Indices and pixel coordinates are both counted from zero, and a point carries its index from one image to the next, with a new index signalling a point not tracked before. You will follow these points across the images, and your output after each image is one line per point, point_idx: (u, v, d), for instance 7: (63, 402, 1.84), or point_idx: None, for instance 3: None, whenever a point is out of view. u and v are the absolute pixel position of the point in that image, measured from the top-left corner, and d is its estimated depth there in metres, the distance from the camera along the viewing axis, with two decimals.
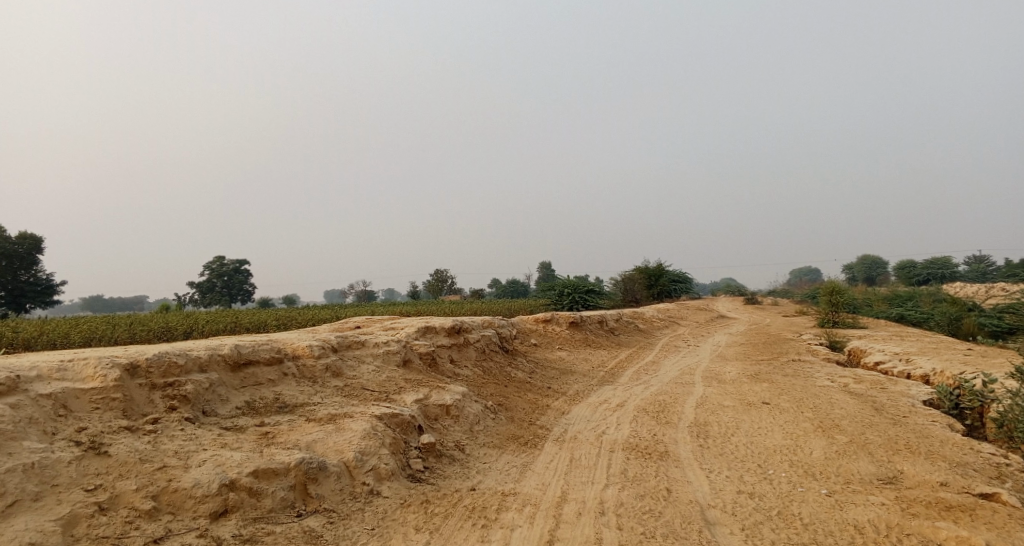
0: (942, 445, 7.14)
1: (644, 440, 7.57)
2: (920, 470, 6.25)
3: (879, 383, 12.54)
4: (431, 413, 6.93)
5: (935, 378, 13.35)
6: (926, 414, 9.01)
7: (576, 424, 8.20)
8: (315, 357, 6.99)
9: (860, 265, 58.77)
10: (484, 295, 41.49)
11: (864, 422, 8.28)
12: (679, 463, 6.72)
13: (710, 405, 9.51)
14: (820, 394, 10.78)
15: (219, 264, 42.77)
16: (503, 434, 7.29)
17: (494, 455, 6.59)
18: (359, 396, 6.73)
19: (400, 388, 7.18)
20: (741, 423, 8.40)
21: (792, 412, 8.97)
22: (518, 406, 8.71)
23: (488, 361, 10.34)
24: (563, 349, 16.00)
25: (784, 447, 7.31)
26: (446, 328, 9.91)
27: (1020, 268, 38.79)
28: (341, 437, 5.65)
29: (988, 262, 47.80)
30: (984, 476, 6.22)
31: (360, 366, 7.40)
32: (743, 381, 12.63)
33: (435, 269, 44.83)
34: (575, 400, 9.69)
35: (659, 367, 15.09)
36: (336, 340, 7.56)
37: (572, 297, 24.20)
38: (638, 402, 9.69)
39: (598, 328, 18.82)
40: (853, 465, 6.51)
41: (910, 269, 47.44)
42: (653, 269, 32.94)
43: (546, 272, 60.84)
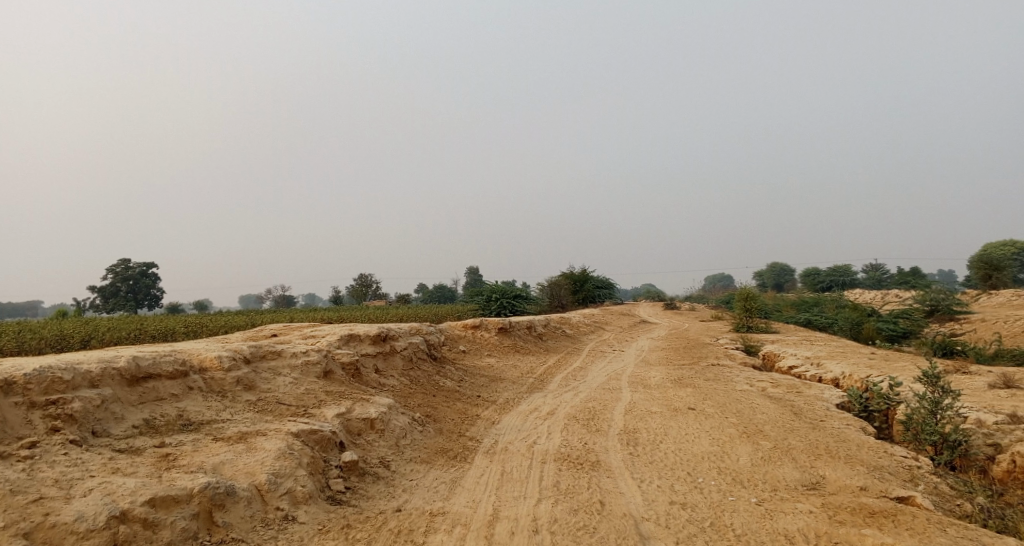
0: (859, 449, 7.42)
1: (575, 449, 7.44)
2: (841, 475, 6.44)
3: (794, 387, 13.06)
4: (354, 428, 6.53)
5: (843, 381, 14.05)
6: (840, 417, 9.40)
7: (507, 435, 7.98)
8: (226, 370, 6.42)
9: (770, 272, 61.83)
10: (410, 300, 40.74)
11: (785, 427, 8.50)
12: (611, 473, 6.62)
13: (638, 412, 9.53)
14: (741, 398, 11.06)
15: (125, 266, 39.89)
16: (431, 448, 6.96)
17: (421, 471, 6.26)
18: (274, 411, 6.23)
19: (320, 402, 6.72)
20: (669, 429, 8.45)
21: (717, 417, 9.11)
22: (446, 417, 8.40)
23: (416, 370, 9.96)
24: (492, 356, 15.78)
25: (712, 453, 7.37)
26: (371, 336, 9.47)
27: (910, 276, 42.07)
28: (252, 458, 5.17)
29: (882, 270, 51.62)
30: (899, 478, 6.51)
31: (275, 378, 6.88)
32: (667, 386, 12.84)
33: (359, 274, 43.65)
34: (504, 409, 9.47)
35: (587, 372, 15.13)
36: (250, 350, 7.00)
37: (500, 302, 24.04)
38: (568, 410, 9.59)
39: (527, 334, 18.74)
40: (778, 472, 6.62)
41: (815, 276, 50.52)
42: (579, 275, 33.37)
43: (474, 277, 60.70)
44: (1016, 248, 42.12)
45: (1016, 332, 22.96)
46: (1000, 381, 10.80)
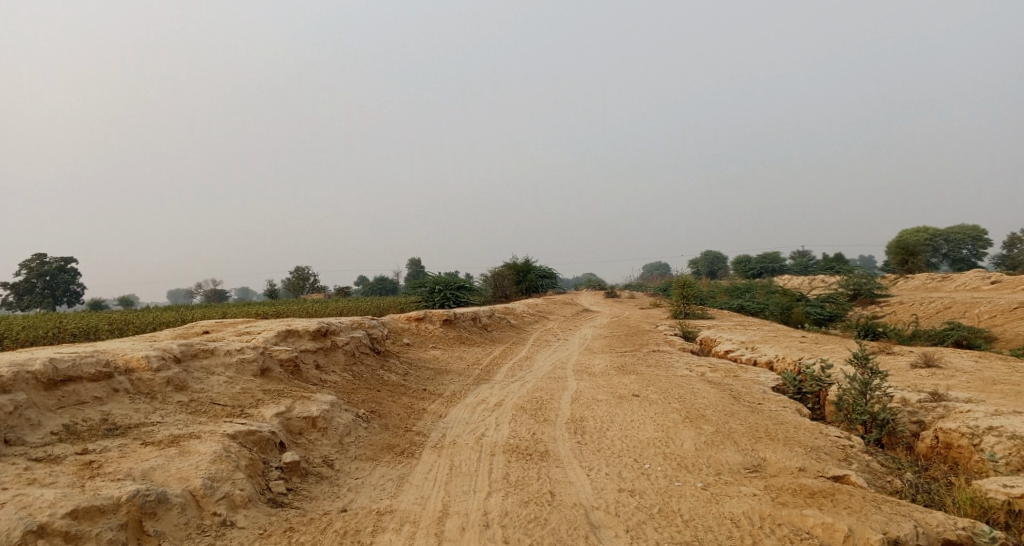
0: (795, 431, 7.72)
1: (524, 440, 7.42)
2: (780, 457, 6.69)
3: (732, 371, 13.50)
4: (294, 427, 6.28)
5: (777, 364, 14.63)
6: (776, 400, 9.76)
7: (454, 428, 7.88)
8: (154, 371, 6.02)
9: (705, 260, 63.79)
10: (350, 293, 39.84)
11: (726, 411, 8.74)
12: (560, 463, 6.63)
13: (585, 400, 9.60)
14: (683, 384, 11.32)
15: (40, 261, 37.19)
16: (377, 444, 6.78)
17: (366, 469, 6.09)
18: (208, 412, 5.90)
19: (258, 401, 6.42)
20: (615, 416, 8.54)
21: (660, 403, 9.28)
22: (392, 412, 8.22)
23: (358, 365, 9.70)
24: (437, 348, 15.60)
25: (657, 439, 7.49)
26: (311, 331, 9.15)
27: (834, 263, 44.28)
28: (185, 462, 4.87)
29: (809, 257, 54.15)
30: (834, 459, 6.84)
31: (209, 378, 6.53)
32: (612, 373, 13.02)
33: (296, 266, 42.36)
34: (451, 402, 9.36)
35: (533, 362, 15.17)
36: (180, 349, 6.61)
37: (443, 294, 23.78)
38: (515, 400, 9.57)
39: (471, 325, 18.62)
40: (721, 455, 6.80)
41: (746, 263, 52.50)
42: (522, 265, 33.45)
43: (416, 268, 60.03)
44: (929, 235, 44.98)
45: (930, 313, 24.54)
46: (920, 360, 11.48)
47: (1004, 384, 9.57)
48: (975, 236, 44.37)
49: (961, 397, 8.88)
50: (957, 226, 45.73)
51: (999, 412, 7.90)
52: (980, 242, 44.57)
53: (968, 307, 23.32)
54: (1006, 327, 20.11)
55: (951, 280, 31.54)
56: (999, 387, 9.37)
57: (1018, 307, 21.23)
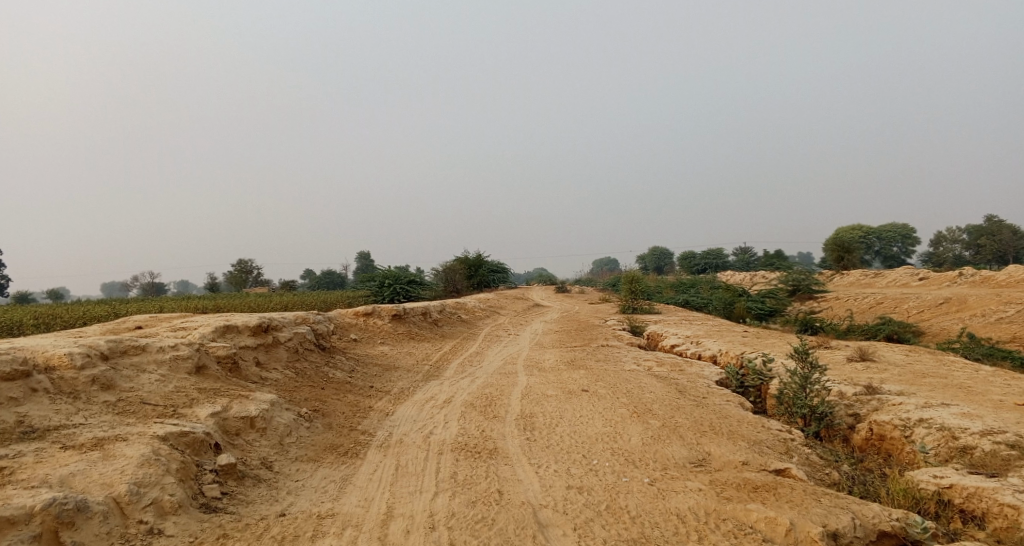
0: (739, 425, 7.89)
1: (473, 438, 7.31)
2: (724, 451, 6.81)
3: (678, 365, 13.74)
4: (231, 428, 5.99)
5: (721, 358, 14.98)
6: (721, 394, 9.97)
7: (401, 426, 7.71)
8: (78, 369, 5.60)
9: (652, 255, 65.04)
10: (295, 287, 38.80)
11: (672, 405, 8.85)
12: (508, 460, 6.55)
13: (534, 396, 9.56)
14: (631, 378, 11.42)
15: None
16: (319, 445, 6.55)
17: (307, 471, 5.86)
18: (138, 412, 5.54)
19: (192, 401, 6.07)
20: (564, 412, 8.52)
21: (609, 398, 9.33)
22: (336, 410, 7.98)
23: (302, 362, 9.38)
24: (385, 344, 15.30)
25: (605, 434, 7.51)
26: (251, 326, 8.79)
27: (775, 259, 45.82)
28: (109, 466, 4.54)
29: (751, 253, 55.89)
30: (776, 452, 7.01)
31: (139, 376, 6.13)
32: (561, 368, 13.05)
33: (238, 259, 40.93)
34: (399, 399, 9.17)
35: (483, 358, 15.05)
36: (107, 346, 6.20)
37: (393, 288, 23.40)
38: (465, 397, 9.44)
39: (421, 319, 18.36)
40: (668, 450, 6.87)
41: (691, 259, 53.77)
42: (473, 259, 33.28)
43: (365, 261, 59.02)
44: (862, 233, 47.08)
45: (863, 309, 25.67)
46: (856, 354, 11.93)
47: (932, 377, 10.05)
48: (904, 234, 46.70)
49: (893, 390, 9.26)
50: (888, 225, 48.02)
51: (928, 404, 8.27)
52: (908, 240, 46.95)
53: (898, 302, 24.50)
54: (932, 321, 21.22)
55: (883, 276, 33.09)
56: (928, 380, 9.83)
57: (943, 303, 22.44)
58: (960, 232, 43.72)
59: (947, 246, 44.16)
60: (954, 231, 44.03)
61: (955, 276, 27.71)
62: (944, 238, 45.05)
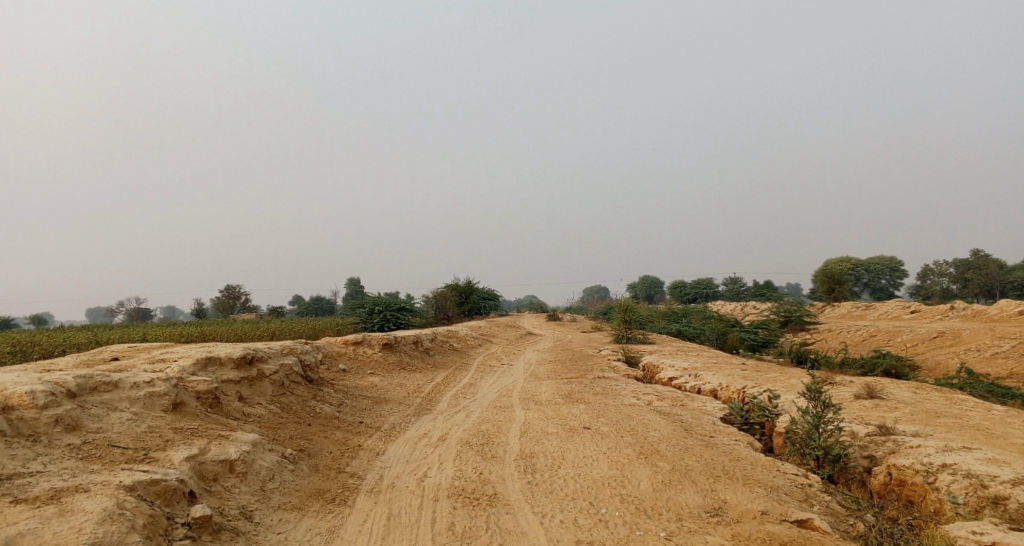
0: (753, 469, 7.48)
1: (470, 482, 6.80)
2: (741, 499, 6.44)
3: (678, 399, 13.29)
4: (208, 473, 5.48)
5: (721, 392, 14.54)
6: (728, 433, 9.55)
7: (393, 468, 7.21)
8: (40, 409, 5.08)
9: (642, 284, 64.90)
10: (284, 313, 38.20)
11: (680, 445, 8.41)
12: (510, 508, 6.06)
13: (534, 433, 9.06)
14: (632, 414, 10.95)
15: None
16: (304, 490, 6.03)
17: (291, 522, 5.36)
18: (104, 457, 5.01)
19: (166, 443, 5.55)
20: (567, 452, 8.05)
21: (613, 437, 8.86)
22: (324, 450, 7.47)
23: (288, 396, 8.86)
24: (375, 375, 14.74)
25: (612, 478, 7.03)
26: (234, 358, 8.30)
27: (765, 290, 45.77)
28: (65, 524, 4.02)
29: (741, 283, 55.92)
30: (794, 500, 6.63)
31: (108, 416, 5.62)
32: (559, 402, 12.57)
33: (225, 285, 40.26)
34: (390, 437, 8.66)
35: (477, 389, 14.50)
36: (76, 383, 5.69)
37: (383, 315, 22.86)
38: (460, 434, 8.94)
39: (413, 349, 17.84)
40: (681, 497, 6.43)
41: (681, 288, 53.66)
42: (465, 287, 32.89)
43: (354, 288, 58.53)
44: (851, 265, 47.16)
45: (857, 342, 25.39)
46: (863, 391, 11.57)
47: (945, 417, 9.67)
48: (892, 267, 46.83)
49: (908, 430, 8.88)
50: (875, 257, 48.20)
51: (949, 447, 7.87)
52: (895, 273, 47.09)
53: (892, 335, 24.25)
54: (927, 355, 20.98)
55: (874, 308, 32.95)
56: (942, 420, 9.46)
57: (937, 336, 22.22)
58: (947, 265, 43.87)
59: (934, 279, 44.24)
60: (941, 264, 44.18)
61: (946, 309, 27.61)
62: (931, 271, 45.13)
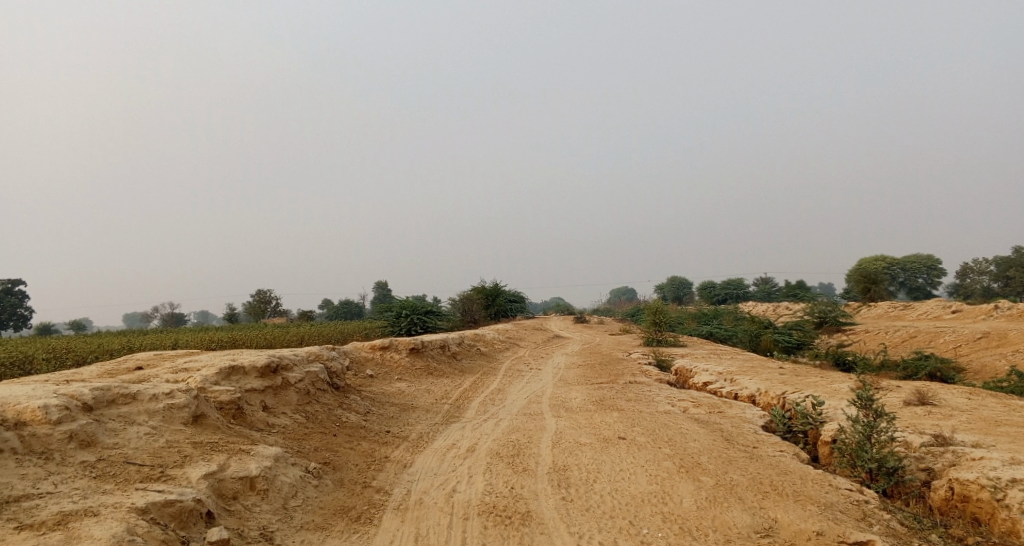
0: (803, 483, 6.98)
1: (501, 497, 6.45)
2: (793, 518, 5.97)
3: (715, 406, 12.75)
4: (227, 491, 5.21)
5: (759, 398, 13.94)
6: (772, 443, 9.03)
7: (421, 481, 6.89)
8: (53, 424, 4.87)
9: (670, 285, 63.84)
10: (313, 316, 38.40)
11: (723, 458, 7.93)
12: (544, 528, 5.70)
13: (566, 444, 8.65)
14: (669, 422, 10.46)
15: None
16: (328, 508, 5.74)
17: (313, 544, 5.07)
18: (118, 476, 4.77)
19: (184, 459, 5.30)
20: (603, 464, 7.64)
21: (650, 448, 8.41)
22: (350, 462, 7.19)
23: (313, 405, 8.62)
24: (403, 380, 14.49)
25: (652, 494, 6.61)
26: (258, 366, 8.07)
27: (797, 290, 44.60)
28: None
29: (771, 284, 54.67)
30: (852, 519, 6.13)
31: (125, 430, 5.39)
32: (590, 409, 12.14)
33: (257, 289, 40.64)
34: (417, 447, 8.35)
35: (505, 396, 14.13)
36: (93, 396, 5.49)
37: (410, 319, 22.65)
38: (490, 445, 8.58)
39: (440, 354, 17.55)
40: (727, 516, 5.99)
41: (710, 289, 52.63)
42: (491, 290, 32.61)
43: (382, 292, 58.70)
44: (886, 263, 45.68)
45: (897, 343, 24.39)
46: (913, 398, 10.90)
47: (1007, 426, 9.01)
48: (929, 265, 45.26)
49: (968, 441, 8.27)
50: (911, 255, 46.61)
51: (1017, 460, 7.27)
52: (933, 271, 45.48)
53: (934, 335, 23.23)
54: (972, 356, 20.00)
55: (913, 308, 31.73)
56: (1004, 430, 8.81)
57: (983, 337, 21.20)
58: (987, 263, 42.23)
59: (974, 277, 42.62)
60: (981, 262, 42.55)
61: (991, 308, 26.38)
62: (970, 269, 43.52)
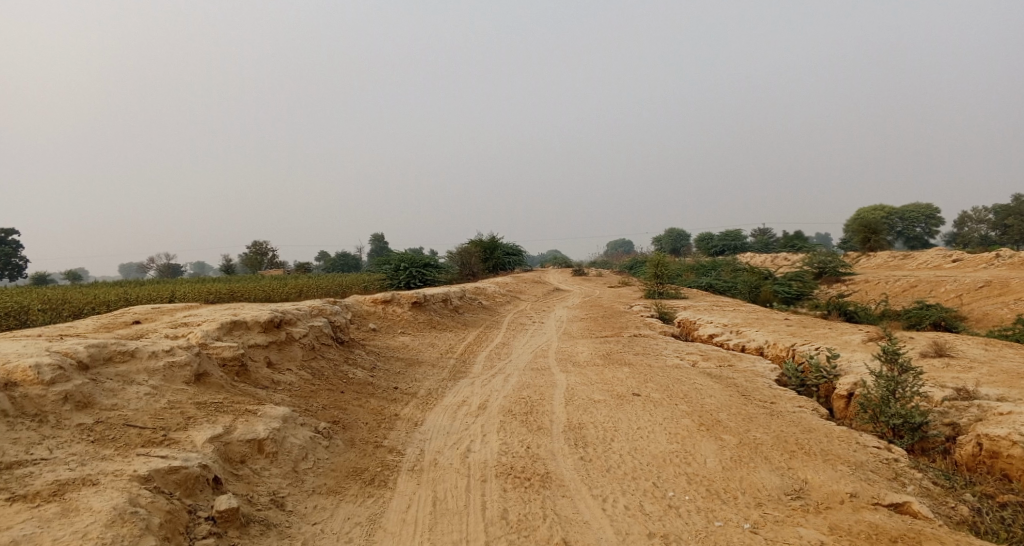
0: (830, 442, 6.75)
1: (519, 457, 6.22)
2: (823, 478, 5.77)
3: (725, 359, 12.53)
4: (235, 454, 4.93)
5: (768, 350, 13.75)
6: (790, 398, 8.81)
7: (434, 441, 6.65)
8: (46, 385, 4.53)
9: (668, 237, 63.48)
10: (309, 269, 38.06)
11: (742, 415, 7.69)
12: (566, 491, 5.47)
13: (580, 401, 8.41)
14: (681, 377, 10.22)
15: None
16: (340, 470, 5.48)
17: (327, 510, 4.82)
18: (118, 440, 4.46)
19: (187, 421, 4.99)
20: (619, 422, 7.40)
21: (666, 405, 8.18)
22: (359, 421, 6.94)
23: (318, 361, 8.33)
24: (406, 335, 14.22)
25: (674, 454, 6.37)
26: (261, 321, 7.73)
27: (795, 241, 44.28)
28: (67, 529, 3.49)
29: (769, 235, 54.34)
30: (884, 480, 5.93)
31: (125, 390, 5.07)
32: (599, 364, 11.92)
33: (252, 241, 40.18)
34: (427, 404, 8.10)
35: (511, 350, 13.89)
36: (88, 353, 5.14)
37: (409, 272, 22.29)
38: (501, 402, 8.34)
39: (442, 307, 17.26)
40: (756, 478, 5.78)
41: (708, 241, 52.28)
42: (489, 242, 32.20)
43: (379, 244, 58.22)
44: (884, 213, 45.19)
45: (897, 292, 24.18)
46: (929, 350, 10.65)
47: None
48: (927, 214, 44.81)
49: (993, 395, 8.05)
50: (910, 205, 46.09)
51: None
52: (931, 220, 45.06)
53: (935, 284, 23.00)
54: (974, 305, 19.81)
55: (913, 257, 31.45)
56: None
57: (985, 284, 20.95)
58: (986, 212, 41.86)
59: (972, 226, 42.31)
60: (980, 211, 42.15)
61: (991, 256, 26.08)
62: (969, 218, 43.17)
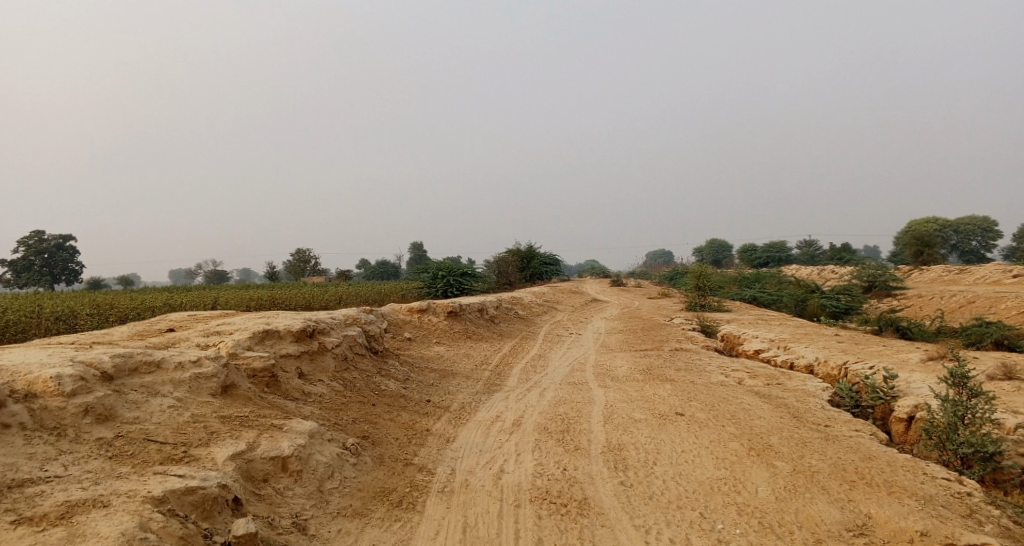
0: (894, 472, 6.19)
1: (555, 480, 5.87)
2: (890, 513, 5.25)
3: (773, 377, 11.90)
4: (257, 473, 4.73)
5: (818, 368, 13.03)
6: (846, 421, 8.21)
7: (466, 459, 6.35)
8: (67, 397, 4.40)
9: (709, 248, 62.18)
10: (350, 276, 38.43)
11: (796, 440, 7.15)
12: (605, 520, 5.10)
13: (620, 419, 8.00)
14: (727, 396, 9.69)
15: (39, 239, 35.56)
16: (367, 490, 5.23)
17: (351, 535, 4.57)
18: (137, 456, 4.29)
19: (209, 436, 4.80)
20: (662, 444, 6.97)
21: (712, 426, 7.70)
22: (389, 436, 6.69)
23: (351, 372, 8.13)
24: (441, 345, 14.00)
25: (722, 481, 5.92)
26: (294, 331, 7.57)
27: (842, 253, 42.69)
28: None
29: (815, 246, 52.67)
30: (958, 517, 5.37)
31: (148, 403, 4.92)
32: (639, 379, 11.45)
33: (296, 249, 40.83)
34: (460, 419, 7.81)
35: (547, 363, 13.52)
36: (113, 364, 5.02)
37: (446, 280, 22.15)
38: (536, 419, 7.98)
39: (478, 317, 17.02)
40: (813, 511, 5.30)
41: (751, 252, 50.95)
42: (527, 251, 31.93)
43: (418, 252, 58.60)
44: (937, 225, 43.20)
45: (954, 308, 22.89)
46: (998, 372, 9.85)
47: None
48: (984, 227, 42.65)
49: None
50: (966, 217, 43.94)
51: None
52: (988, 233, 42.86)
53: (995, 300, 21.68)
54: None
55: (969, 272, 29.86)
56: None
57: None
58: None
59: None
60: None
61: None
62: None
